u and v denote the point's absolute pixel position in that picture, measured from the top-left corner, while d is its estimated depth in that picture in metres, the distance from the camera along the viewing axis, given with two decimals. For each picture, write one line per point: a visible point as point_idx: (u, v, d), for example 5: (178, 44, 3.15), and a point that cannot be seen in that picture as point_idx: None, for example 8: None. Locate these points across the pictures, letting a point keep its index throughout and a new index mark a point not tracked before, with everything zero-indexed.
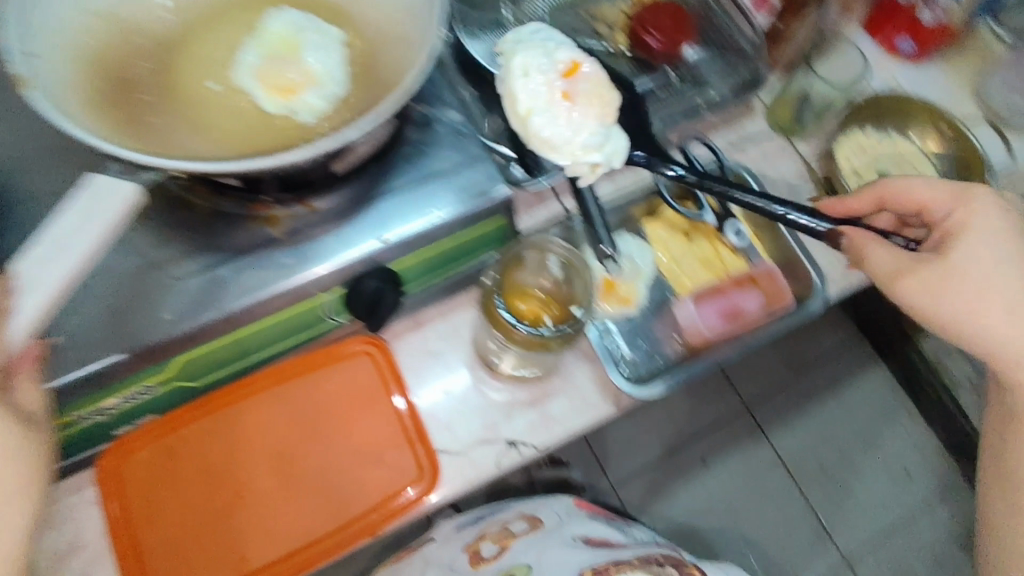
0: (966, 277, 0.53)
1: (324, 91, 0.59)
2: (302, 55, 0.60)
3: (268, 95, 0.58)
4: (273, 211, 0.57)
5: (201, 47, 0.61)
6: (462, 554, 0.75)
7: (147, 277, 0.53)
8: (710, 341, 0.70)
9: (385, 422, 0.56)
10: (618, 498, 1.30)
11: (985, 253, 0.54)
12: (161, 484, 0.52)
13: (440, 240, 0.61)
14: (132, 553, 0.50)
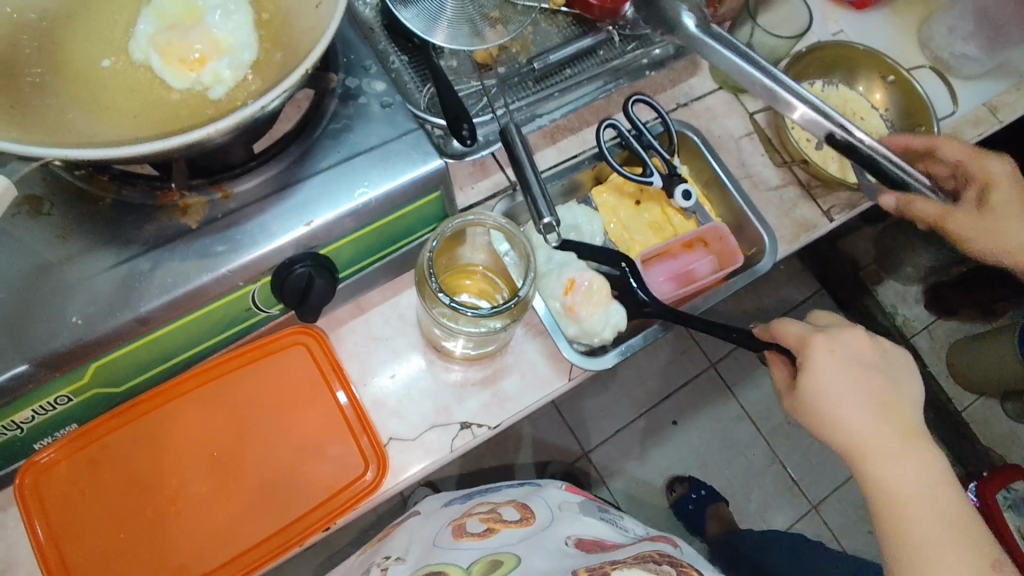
0: (838, 417, 0.58)
1: (236, 60, 0.55)
2: (205, 22, 0.56)
3: (173, 70, 0.54)
4: (185, 200, 0.53)
5: (91, 23, 0.56)
6: (446, 533, 0.65)
7: (51, 279, 0.49)
8: (661, 307, 0.70)
9: (326, 413, 0.53)
10: (590, 465, 1.31)
11: (853, 399, 0.58)
12: (87, 497, 0.49)
13: (374, 219, 0.57)
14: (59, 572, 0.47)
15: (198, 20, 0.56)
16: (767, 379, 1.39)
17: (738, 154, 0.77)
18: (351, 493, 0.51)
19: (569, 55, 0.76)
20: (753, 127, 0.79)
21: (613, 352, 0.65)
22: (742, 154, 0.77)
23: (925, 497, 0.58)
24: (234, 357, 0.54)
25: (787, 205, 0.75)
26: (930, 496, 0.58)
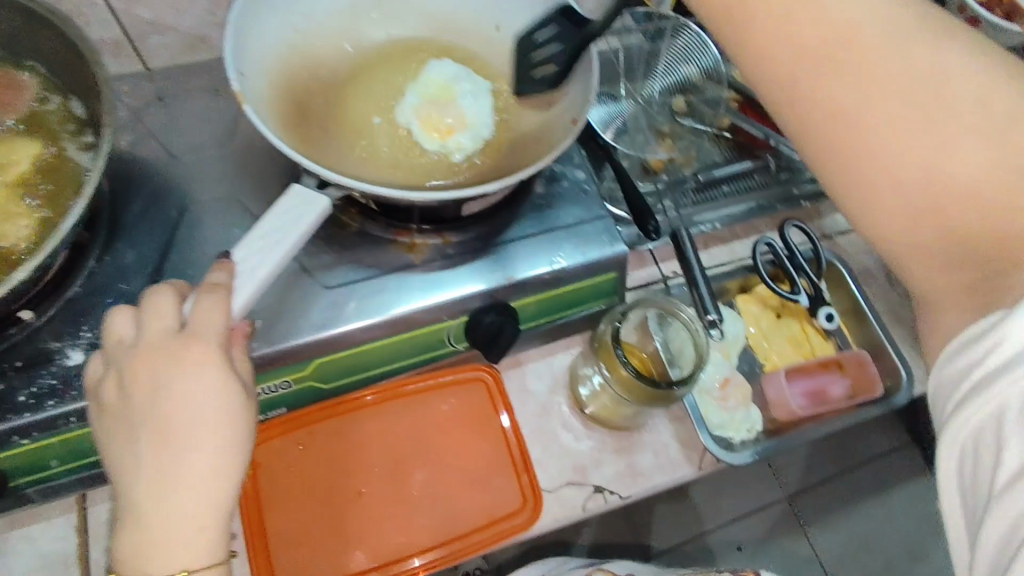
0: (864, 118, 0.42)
1: (477, 135, 0.66)
2: (458, 103, 0.67)
3: (427, 135, 0.65)
4: (414, 239, 0.63)
5: (368, 85, 0.68)
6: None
7: (304, 283, 0.58)
8: (796, 419, 0.72)
9: (496, 446, 0.59)
10: None
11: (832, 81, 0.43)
12: (289, 475, 0.57)
13: (559, 285, 0.65)
14: (256, 537, 0.54)
15: (453, 99, 0.67)
16: (847, 524, 1.35)
17: (878, 290, 0.82)
18: (509, 525, 0.56)
19: (728, 173, 0.85)
20: (895, 268, 0.84)
21: (751, 451, 0.69)
22: (880, 289, 0.82)
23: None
24: (425, 379, 0.61)
25: (922, 345, 0.78)
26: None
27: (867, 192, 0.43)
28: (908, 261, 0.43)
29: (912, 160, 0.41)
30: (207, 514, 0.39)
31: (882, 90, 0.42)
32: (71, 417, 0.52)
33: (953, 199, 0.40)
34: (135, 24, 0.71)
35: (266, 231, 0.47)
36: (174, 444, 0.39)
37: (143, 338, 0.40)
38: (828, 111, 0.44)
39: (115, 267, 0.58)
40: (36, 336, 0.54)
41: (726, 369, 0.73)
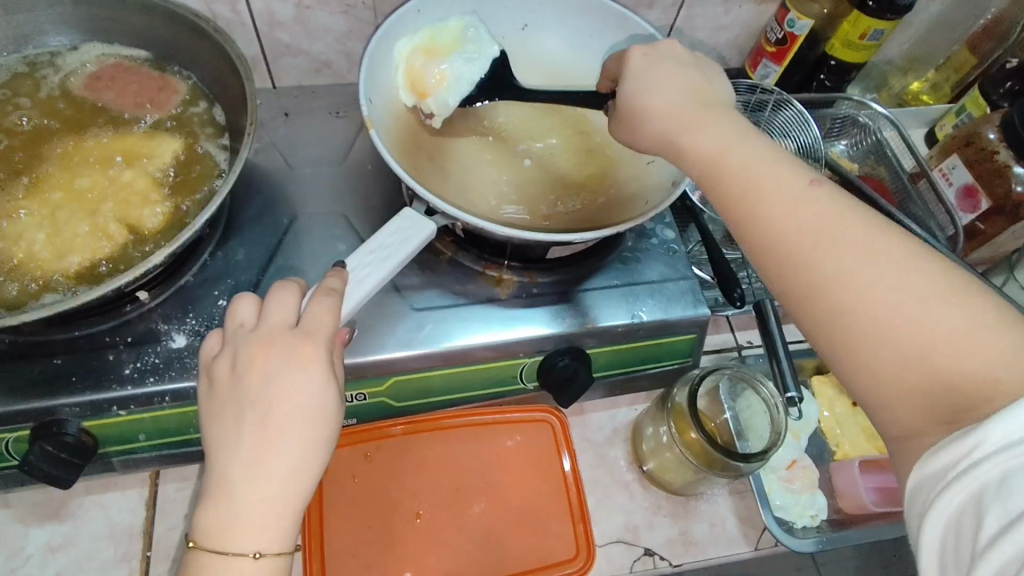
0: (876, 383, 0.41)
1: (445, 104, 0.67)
2: (448, 62, 0.66)
3: (405, 88, 0.66)
4: (501, 274, 0.65)
5: (478, 126, 0.72)
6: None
7: (394, 301, 0.61)
8: (865, 513, 0.68)
9: (555, 490, 0.60)
10: None
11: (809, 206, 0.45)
12: (351, 486, 0.58)
13: (635, 339, 0.65)
14: (311, 542, 0.55)
15: (447, 55, 0.66)
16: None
17: None
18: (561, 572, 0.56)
19: None
20: None
21: (816, 540, 0.66)
22: None
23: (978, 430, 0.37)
24: (493, 412, 0.63)
25: None
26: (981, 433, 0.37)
27: (847, 329, 0.42)
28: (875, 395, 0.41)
29: (872, 298, 0.41)
30: (288, 501, 0.40)
31: (835, 234, 0.43)
32: (166, 396, 0.55)
33: (908, 339, 0.40)
34: (274, 46, 0.78)
35: (377, 246, 0.51)
36: (273, 431, 0.40)
37: (264, 326, 0.43)
38: (797, 242, 0.44)
39: (226, 262, 0.62)
40: (147, 316, 0.58)
41: (794, 450, 0.71)
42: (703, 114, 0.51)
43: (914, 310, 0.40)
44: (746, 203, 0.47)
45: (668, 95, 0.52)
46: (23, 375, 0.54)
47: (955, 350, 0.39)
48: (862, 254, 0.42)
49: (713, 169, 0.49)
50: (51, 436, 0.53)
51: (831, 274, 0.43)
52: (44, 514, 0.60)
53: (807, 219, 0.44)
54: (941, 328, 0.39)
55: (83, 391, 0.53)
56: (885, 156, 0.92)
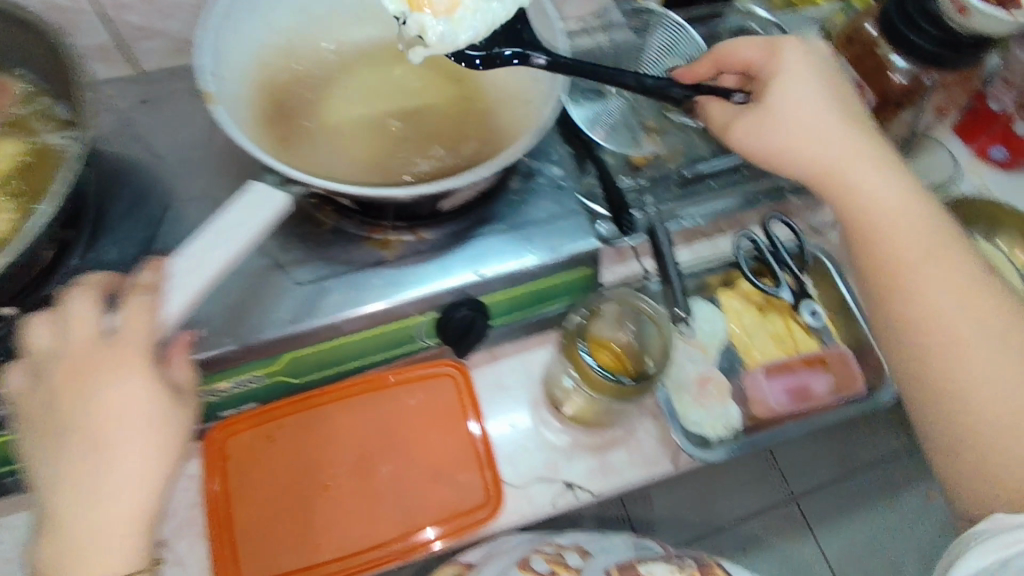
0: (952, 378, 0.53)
1: None
2: None
3: None
4: (387, 236, 0.64)
5: (344, 89, 0.69)
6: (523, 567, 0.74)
7: (275, 280, 0.60)
8: (776, 416, 0.71)
9: (460, 443, 0.60)
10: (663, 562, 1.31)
11: (888, 192, 0.56)
12: (251, 476, 0.58)
13: (529, 280, 0.65)
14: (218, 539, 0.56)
15: None
16: (852, 529, 1.36)
17: None
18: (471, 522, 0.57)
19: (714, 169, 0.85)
20: None
21: (726, 449, 0.68)
22: None
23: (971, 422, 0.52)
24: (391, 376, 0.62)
25: None
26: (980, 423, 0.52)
27: (914, 327, 0.54)
28: (956, 375, 0.53)
29: (970, 321, 0.53)
30: (128, 522, 0.43)
31: (940, 258, 0.55)
32: None
33: (964, 387, 0.52)
34: (122, 29, 0.73)
35: (222, 226, 0.50)
36: (98, 452, 0.43)
37: (69, 346, 0.45)
38: (897, 260, 0.55)
39: (96, 264, 0.60)
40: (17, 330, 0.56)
41: (704, 365, 0.73)
42: (833, 126, 0.57)
43: (967, 340, 0.53)
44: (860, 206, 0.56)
45: (806, 100, 0.57)
46: None
47: (963, 368, 0.52)
48: (960, 294, 0.54)
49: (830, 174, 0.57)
50: None
51: (910, 275, 0.55)
52: None
53: (910, 214, 0.56)
54: (982, 349, 0.52)
55: None
56: None
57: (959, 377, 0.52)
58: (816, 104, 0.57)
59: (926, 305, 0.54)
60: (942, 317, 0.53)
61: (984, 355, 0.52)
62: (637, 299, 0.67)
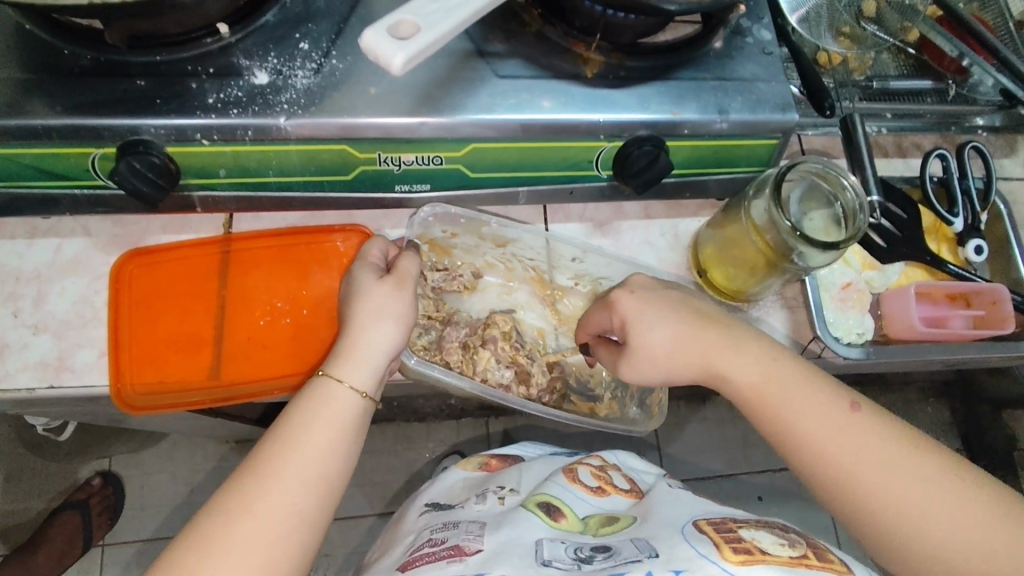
0: (874, 498, 0.49)
1: None
2: None
3: None
4: (589, 53, 0.61)
5: None
6: (558, 471, 0.77)
7: (479, 66, 0.59)
8: (911, 336, 0.69)
9: (330, 275, 0.63)
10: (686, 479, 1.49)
11: (855, 428, 0.51)
12: (236, 329, 0.61)
13: (717, 138, 0.63)
14: (281, 390, 0.60)
15: None
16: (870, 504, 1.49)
17: None
18: None
19: (903, 88, 0.81)
20: None
21: (863, 349, 0.68)
22: None
23: (925, 520, 0.48)
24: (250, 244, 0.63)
25: None
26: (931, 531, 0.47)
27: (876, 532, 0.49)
28: (894, 518, 0.48)
29: (931, 519, 0.47)
30: (253, 520, 0.47)
31: (896, 491, 0.49)
32: (248, 131, 0.54)
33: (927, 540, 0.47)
34: None
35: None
36: (262, 441, 0.52)
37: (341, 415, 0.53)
38: (876, 496, 0.49)
39: (305, 7, 0.58)
40: (228, 50, 0.56)
41: (853, 274, 0.71)
42: (811, 407, 0.53)
43: (969, 538, 0.46)
44: (860, 483, 0.50)
45: (805, 411, 0.53)
46: (108, 92, 0.53)
47: (948, 547, 0.47)
48: (899, 490, 0.49)
49: (830, 475, 0.51)
50: (138, 154, 0.53)
51: (870, 490, 0.49)
52: (126, 246, 0.62)
53: (887, 481, 0.49)
54: (925, 530, 0.47)
55: (168, 114, 0.53)
56: (995, 0, 0.86)
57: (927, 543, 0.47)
58: (860, 445, 0.50)
59: (855, 461, 0.50)
60: (891, 507, 0.48)
61: (956, 540, 0.47)
62: (829, 168, 0.62)
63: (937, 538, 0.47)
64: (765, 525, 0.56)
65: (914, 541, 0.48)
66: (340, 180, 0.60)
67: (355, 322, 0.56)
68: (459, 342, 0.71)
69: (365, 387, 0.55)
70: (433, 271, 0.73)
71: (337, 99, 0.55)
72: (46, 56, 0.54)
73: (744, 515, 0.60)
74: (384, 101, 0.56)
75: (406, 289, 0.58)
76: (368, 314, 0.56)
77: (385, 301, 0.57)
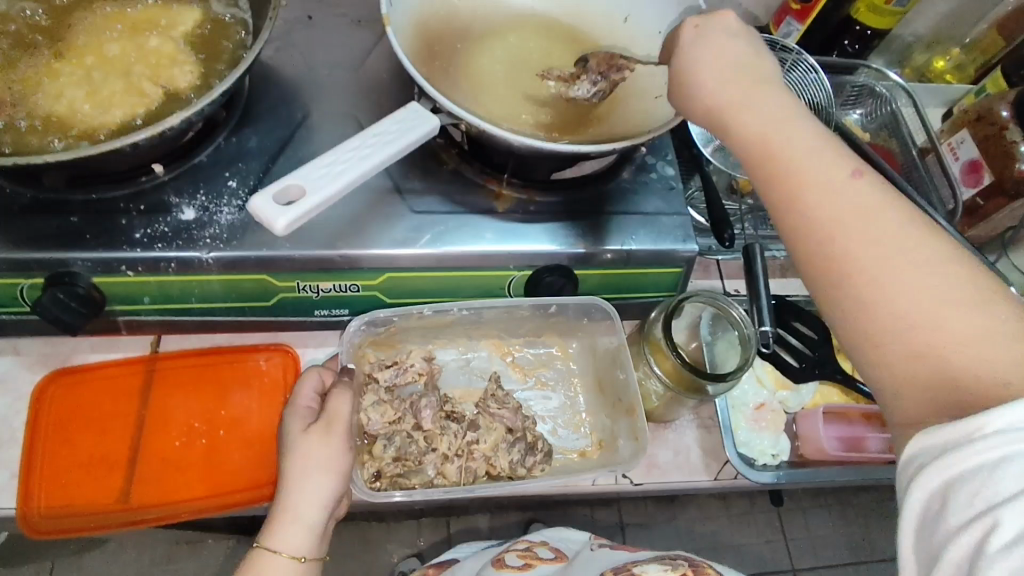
0: (866, 290, 0.43)
1: None
2: None
3: None
4: (501, 189, 0.67)
5: (472, 66, 0.71)
6: (485, 564, 0.73)
7: (396, 202, 0.64)
8: (825, 458, 0.71)
9: (250, 395, 0.66)
10: None
11: (863, 198, 0.45)
12: (150, 451, 0.62)
13: (621, 268, 0.67)
14: (189, 514, 0.61)
15: None
16: None
17: None
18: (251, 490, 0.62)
19: None
20: None
21: (775, 473, 0.69)
22: None
23: (913, 288, 0.41)
24: (179, 363, 0.66)
25: None
26: (917, 306, 0.41)
27: (855, 302, 0.43)
28: (884, 273, 0.42)
29: (931, 314, 0.41)
30: None
31: (905, 281, 0.42)
32: (171, 264, 0.58)
33: (934, 337, 0.40)
34: None
35: (331, 160, 0.49)
36: None
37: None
38: (848, 284, 0.44)
39: (239, 147, 0.64)
40: (161, 188, 0.61)
41: (765, 394, 0.73)
42: (868, 196, 0.45)
43: (959, 350, 0.39)
44: (853, 266, 0.43)
45: (824, 168, 0.46)
46: (41, 227, 0.57)
47: (942, 330, 0.40)
48: (914, 288, 0.42)
49: (799, 223, 0.46)
50: (64, 285, 0.57)
51: (835, 240, 0.44)
52: (52, 365, 0.64)
53: (916, 262, 0.42)
54: (924, 330, 0.41)
55: (95, 249, 0.57)
56: (898, 128, 0.93)
57: (923, 340, 0.40)
58: (861, 197, 0.45)
59: (833, 233, 0.44)
60: (886, 281, 0.42)
61: (956, 335, 0.40)
62: (717, 297, 0.68)
63: (941, 337, 0.40)
64: (658, 558, 0.64)
65: (912, 333, 0.41)
66: (261, 305, 0.63)
67: (287, 479, 0.56)
68: (424, 432, 0.64)
69: (296, 549, 0.55)
70: (384, 368, 0.67)
71: (258, 233, 0.59)
72: None
73: (645, 553, 0.67)
74: (303, 235, 0.60)
75: (335, 433, 0.58)
76: (299, 469, 0.56)
77: (315, 452, 0.57)
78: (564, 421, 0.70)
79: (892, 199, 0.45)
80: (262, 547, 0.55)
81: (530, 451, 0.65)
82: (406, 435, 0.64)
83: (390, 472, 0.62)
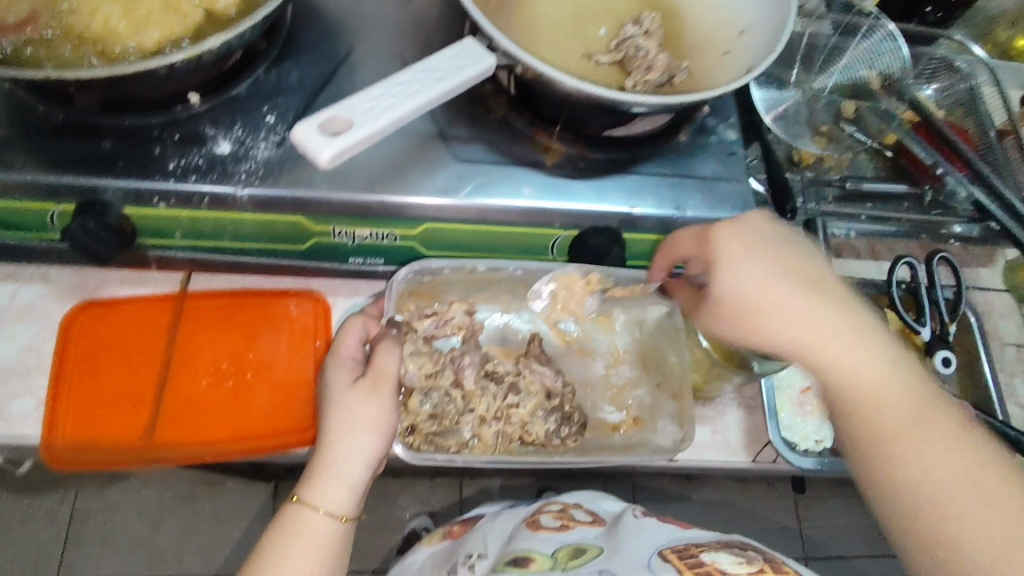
0: (885, 444, 0.51)
1: None
2: None
3: None
4: (551, 142, 0.63)
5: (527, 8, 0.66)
6: (521, 525, 0.71)
7: (439, 149, 0.60)
8: None
9: (279, 340, 0.64)
10: None
11: (899, 381, 0.53)
12: (178, 389, 0.61)
13: (671, 234, 0.63)
14: (212, 456, 0.59)
15: None
16: None
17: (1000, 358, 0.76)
18: (278, 436, 0.60)
19: (878, 191, 0.80)
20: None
21: (816, 460, 0.66)
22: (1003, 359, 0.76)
23: (926, 460, 0.49)
24: (207, 302, 0.64)
25: None
26: (931, 476, 0.48)
27: (871, 460, 0.51)
28: (908, 454, 0.50)
29: (937, 477, 0.48)
30: None
31: (919, 447, 0.50)
32: (205, 198, 0.55)
33: (938, 500, 0.48)
34: None
35: (379, 94, 0.45)
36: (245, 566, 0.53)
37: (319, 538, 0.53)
38: (877, 454, 0.51)
39: (278, 81, 0.60)
40: (196, 118, 0.58)
41: (811, 378, 0.70)
42: (900, 380, 0.52)
43: (953, 513, 0.47)
44: (886, 425, 0.51)
45: (874, 348, 0.54)
46: (73, 151, 0.55)
47: (937, 487, 0.48)
48: (934, 460, 0.49)
49: (856, 388, 0.53)
50: (94, 213, 0.54)
51: (877, 411, 0.52)
52: (80, 296, 0.63)
53: (924, 417, 0.51)
54: (929, 495, 0.48)
55: (128, 177, 0.54)
56: (977, 106, 0.86)
57: (930, 504, 0.48)
58: (890, 376, 0.53)
59: (870, 396, 0.52)
60: (898, 447, 0.50)
61: (951, 496, 0.47)
62: None
63: (937, 500, 0.48)
64: (724, 545, 0.59)
65: (920, 490, 0.48)
66: (295, 249, 0.61)
67: (329, 433, 0.54)
68: (462, 389, 0.63)
69: (336, 509, 0.54)
70: (423, 318, 0.65)
71: (296, 172, 0.56)
72: (19, 113, 0.56)
73: (705, 533, 0.62)
74: (342, 177, 0.57)
75: (383, 390, 0.55)
76: (343, 426, 0.54)
77: (359, 408, 0.54)
78: (602, 392, 0.68)
79: (929, 385, 0.53)
80: (299, 501, 0.53)
81: (565, 421, 0.64)
82: (446, 391, 0.63)
83: (426, 429, 0.62)
